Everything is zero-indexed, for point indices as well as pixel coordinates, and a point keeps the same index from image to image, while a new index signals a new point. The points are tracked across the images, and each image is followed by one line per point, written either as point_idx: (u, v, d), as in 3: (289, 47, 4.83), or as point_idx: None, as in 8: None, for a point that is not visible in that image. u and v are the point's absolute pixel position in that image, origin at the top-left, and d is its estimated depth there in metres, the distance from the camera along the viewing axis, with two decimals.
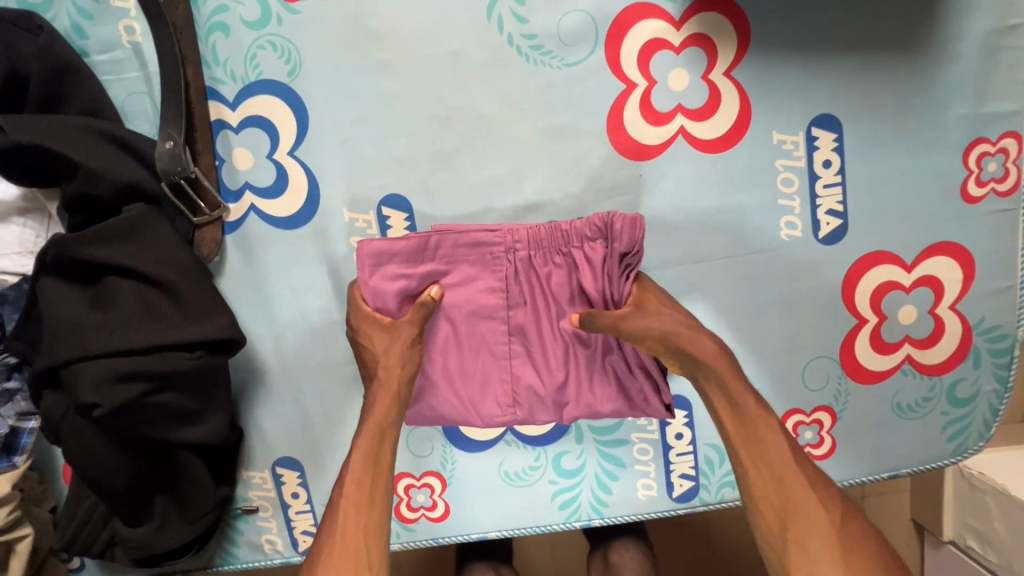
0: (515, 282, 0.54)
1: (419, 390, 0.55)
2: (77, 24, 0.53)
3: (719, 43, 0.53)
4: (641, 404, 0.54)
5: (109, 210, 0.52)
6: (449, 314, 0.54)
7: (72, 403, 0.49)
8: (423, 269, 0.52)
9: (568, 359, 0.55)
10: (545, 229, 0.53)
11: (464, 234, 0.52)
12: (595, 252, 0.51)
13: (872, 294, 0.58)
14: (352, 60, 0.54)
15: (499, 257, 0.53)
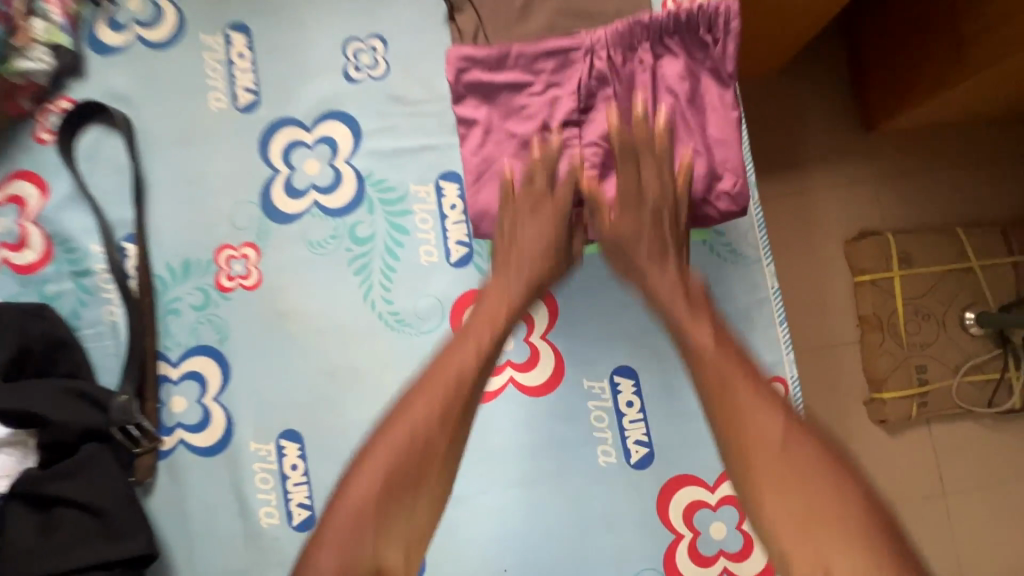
0: (590, 97, 0.60)
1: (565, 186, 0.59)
2: (76, 311, 0.74)
3: (536, 315, 0.72)
4: (727, 123, 0.59)
5: (69, 448, 0.69)
6: (568, 158, 0.60)
7: None
8: (507, 137, 0.61)
9: (687, 133, 0.59)
10: (583, 62, 0.60)
11: (507, 104, 0.62)
12: (637, 48, 0.60)
13: (684, 512, 0.69)
14: (265, 329, 0.73)
15: (576, 97, 0.60)
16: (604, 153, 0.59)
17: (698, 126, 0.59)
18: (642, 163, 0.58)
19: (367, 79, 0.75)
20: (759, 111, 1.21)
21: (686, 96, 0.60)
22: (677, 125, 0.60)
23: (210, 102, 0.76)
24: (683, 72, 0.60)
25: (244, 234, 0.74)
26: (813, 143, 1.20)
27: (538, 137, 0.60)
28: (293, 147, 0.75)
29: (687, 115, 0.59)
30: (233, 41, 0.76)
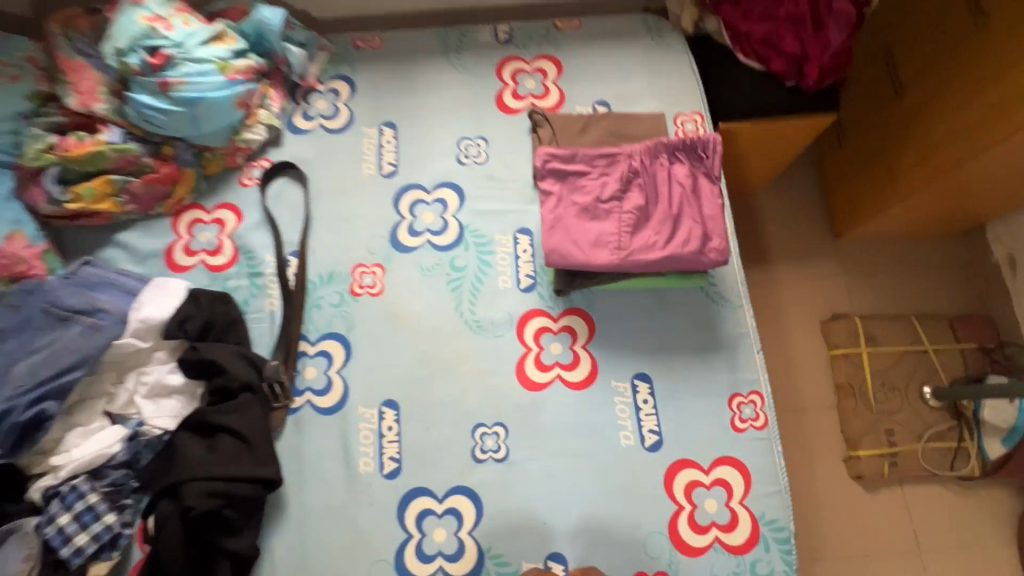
0: (625, 183, 0.91)
1: (607, 239, 0.89)
2: (247, 300, 1.03)
3: (579, 330, 0.98)
4: (715, 207, 0.88)
5: (231, 394, 0.94)
6: (609, 221, 0.90)
7: (179, 506, 0.83)
8: (570, 205, 0.92)
9: (688, 209, 0.88)
10: (623, 162, 0.92)
11: (572, 184, 0.93)
12: (657, 154, 0.91)
13: (685, 488, 0.90)
14: (381, 324, 1.00)
15: (616, 183, 0.91)
16: (633, 220, 0.89)
17: (696, 205, 0.88)
18: (656, 230, 0.88)
19: (472, 163, 1.10)
20: (747, 221, 1.54)
21: (688, 185, 0.89)
22: (683, 202, 0.89)
23: (363, 169, 1.10)
24: (686, 172, 0.90)
25: (375, 257, 1.05)
26: (790, 248, 1.53)
27: (591, 207, 0.91)
28: (416, 203, 1.08)
29: (688, 199, 0.89)
30: (384, 132, 1.13)
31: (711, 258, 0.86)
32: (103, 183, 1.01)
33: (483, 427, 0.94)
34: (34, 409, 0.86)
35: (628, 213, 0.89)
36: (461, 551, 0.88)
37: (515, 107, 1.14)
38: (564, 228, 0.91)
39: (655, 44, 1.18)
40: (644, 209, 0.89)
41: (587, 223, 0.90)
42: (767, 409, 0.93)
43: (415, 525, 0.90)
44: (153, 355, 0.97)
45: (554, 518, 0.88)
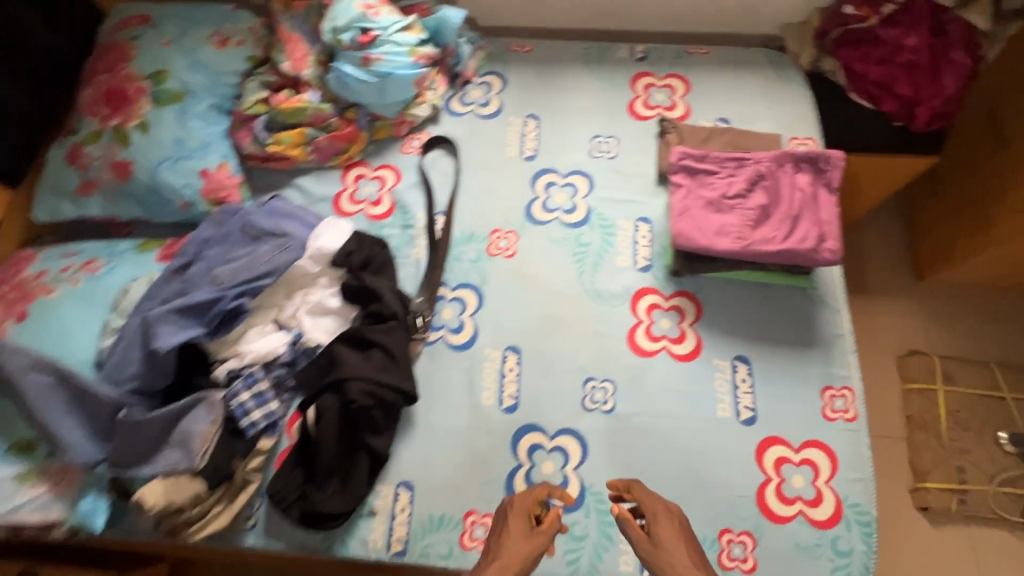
0: (751, 185, 1.03)
1: (730, 231, 1.01)
2: (398, 246, 1.20)
3: (688, 310, 1.10)
4: (832, 212, 0.99)
5: (382, 318, 1.09)
6: (733, 216, 1.02)
7: (341, 399, 0.98)
8: (699, 198, 1.05)
9: (808, 213, 0.99)
10: (750, 167, 1.05)
11: (700, 181, 1.06)
12: (783, 162, 1.03)
13: (774, 463, 0.99)
14: (511, 282, 1.15)
15: (743, 183, 1.04)
16: (756, 217, 1.01)
17: (816, 209, 1.00)
18: (777, 228, 0.99)
19: (603, 157, 1.25)
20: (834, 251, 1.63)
21: (809, 192, 1.01)
22: (804, 206, 1.00)
23: (507, 150, 1.27)
24: (808, 180, 1.02)
25: (511, 225, 1.20)
26: (874, 282, 1.60)
27: (717, 202, 1.04)
28: (550, 184, 1.23)
29: (809, 203, 1.00)
30: (528, 122, 1.30)
31: (826, 257, 0.97)
32: (297, 134, 1.22)
33: (593, 381, 1.06)
34: (235, 300, 1.04)
35: (752, 210, 1.01)
36: (565, 483, 0.99)
37: (644, 114, 1.29)
38: (692, 216, 1.03)
39: (776, 75, 1.32)
40: (767, 209, 1.01)
41: (712, 215, 1.03)
42: (858, 404, 1.02)
43: (526, 456, 1.02)
44: (319, 280, 1.14)
45: (651, 468, 0.99)
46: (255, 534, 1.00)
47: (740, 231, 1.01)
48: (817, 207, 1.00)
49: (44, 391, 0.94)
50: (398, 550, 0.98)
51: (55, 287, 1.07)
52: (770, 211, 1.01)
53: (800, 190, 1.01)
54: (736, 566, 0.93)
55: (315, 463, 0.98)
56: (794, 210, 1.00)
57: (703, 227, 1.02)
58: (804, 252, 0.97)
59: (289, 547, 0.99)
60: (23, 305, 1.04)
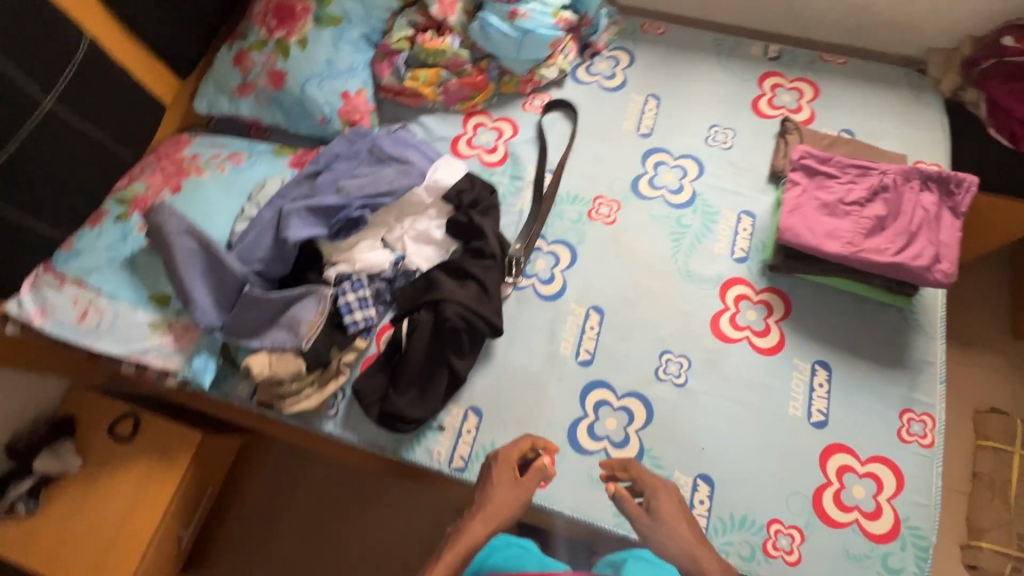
0: (871, 194, 1.03)
1: (841, 235, 1.01)
2: (505, 194, 1.26)
3: (776, 307, 1.10)
4: (954, 235, 0.98)
5: (483, 255, 1.15)
6: (846, 221, 1.02)
7: (436, 317, 1.05)
8: (813, 198, 1.05)
9: (927, 231, 0.98)
10: (873, 177, 1.04)
11: (818, 182, 1.07)
12: (910, 177, 1.02)
13: (837, 469, 0.99)
14: (606, 247, 1.19)
15: (863, 191, 1.03)
16: (870, 226, 1.01)
17: (936, 229, 0.98)
18: (891, 240, 0.99)
19: (718, 146, 1.27)
20: None
21: (933, 211, 1.00)
22: (924, 223, 0.99)
23: (624, 124, 1.31)
24: (934, 199, 1.01)
25: (615, 194, 1.24)
26: (966, 332, 1.54)
27: (832, 205, 1.04)
28: (660, 164, 1.26)
29: (930, 222, 0.99)
30: (648, 101, 1.33)
31: (937, 278, 0.96)
32: (433, 74, 1.30)
33: (669, 354, 1.09)
34: (358, 211, 1.14)
35: (868, 219, 1.01)
36: (625, 442, 1.03)
37: (767, 113, 1.29)
38: (802, 214, 1.04)
39: (912, 97, 1.29)
40: (884, 220, 1.01)
41: (824, 216, 1.03)
42: (937, 432, 1.00)
43: (592, 409, 1.07)
44: (428, 211, 1.22)
45: (712, 447, 1.02)
46: (334, 422, 1.09)
47: (851, 237, 1.01)
48: (939, 227, 0.98)
49: (189, 253, 1.06)
50: (459, 466, 1.05)
51: (205, 171, 1.19)
52: (887, 223, 1.01)
53: (923, 207, 1.00)
54: (780, 555, 0.95)
55: (400, 369, 1.06)
56: (913, 225, 0.99)
57: (813, 226, 1.03)
58: (916, 268, 0.96)
59: (362, 440, 1.08)
60: (177, 181, 1.16)
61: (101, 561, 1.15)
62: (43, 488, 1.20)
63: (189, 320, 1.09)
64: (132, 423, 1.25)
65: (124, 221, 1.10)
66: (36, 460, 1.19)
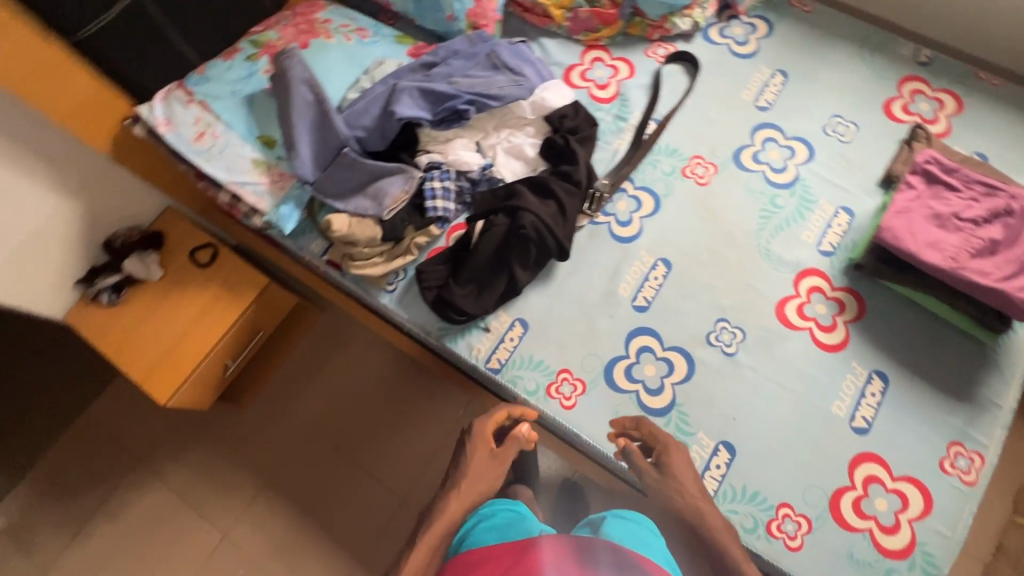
0: (990, 217, 0.97)
1: (946, 249, 0.96)
2: (605, 131, 1.25)
3: (847, 308, 1.07)
4: None
5: (569, 180, 1.16)
6: (955, 236, 0.97)
7: (513, 223, 1.08)
8: (927, 206, 1.00)
9: None
10: (998, 200, 0.98)
11: (935, 192, 1.01)
12: None
13: (864, 476, 0.97)
14: (691, 207, 1.18)
15: (983, 212, 0.98)
16: (979, 248, 0.96)
17: None
18: (998, 267, 0.94)
19: (835, 137, 1.21)
20: None
21: None
22: None
23: (743, 91, 1.27)
24: None
25: (715, 158, 1.21)
26: None
27: (945, 218, 0.99)
28: (770, 139, 1.22)
29: None
30: (775, 76, 1.28)
31: None
32: None
33: (725, 322, 1.08)
34: (465, 105, 1.15)
35: (980, 240, 0.96)
36: (659, 391, 1.04)
37: (899, 116, 1.22)
38: (910, 218, 0.99)
39: None
40: (996, 245, 0.96)
41: (933, 227, 0.98)
42: (983, 473, 0.96)
43: (634, 352, 1.08)
44: (526, 127, 1.24)
45: (743, 420, 1.01)
46: (390, 297, 1.15)
47: (957, 254, 0.96)
48: None
49: (303, 103, 1.11)
50: (494, 367, 1.09)
51: (333, 36, 1.23)
52: (999, 250, 0.95)
53: None
54: (783, 538, 0.94)
55: (464, 264, 1.10)
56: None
57: (920, 233, 0.98)
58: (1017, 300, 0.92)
59: (411, 320, 1.14)
60: (307, 39, 1.21)
61: (158, 363, 1.26)
62: (125, 287, 1.31)
63: (286, 169, 1.16)
64: (210, 252, 1.35)
65: (252, 61, 1.16)
66: (125, 260, 1.29)
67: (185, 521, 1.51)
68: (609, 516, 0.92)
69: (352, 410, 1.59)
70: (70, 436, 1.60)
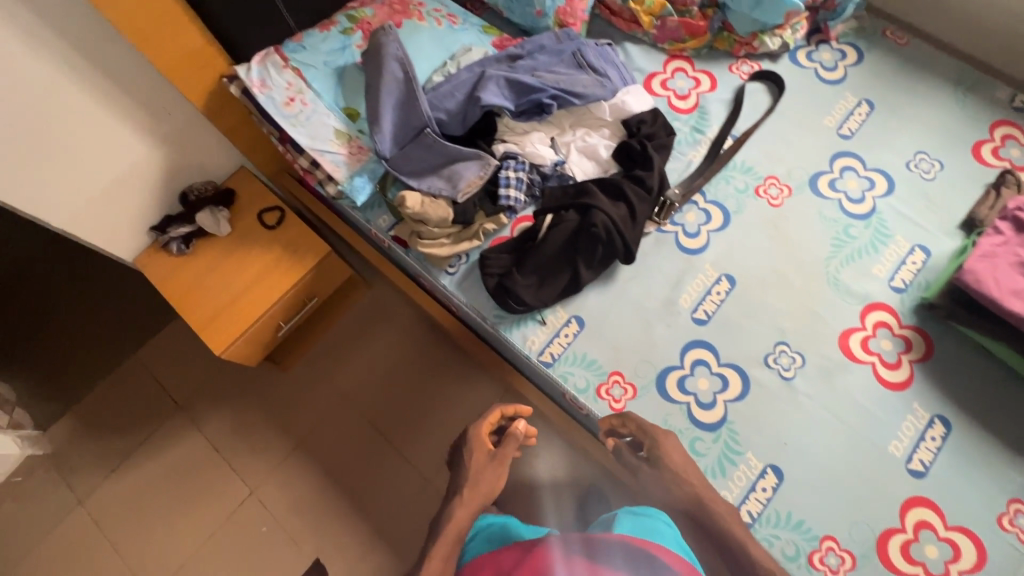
0: None
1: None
2: (681, 141, 1.25)
3: (915, 347, 1.05)
4: None
5: (641, 185, 1.16)
6: None
7: (584, 220, 1.09)
8: (1013, 253, 0.98)
9: None
10: None
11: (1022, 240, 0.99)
12: None
13: (916, 520, 0.94)
14: (761, 226, 1.17)
15: None
16: None
17: None
18: None
19: (918, 173, 1.18)
20: None
21: None
22: None
23: (827, 117, 1.25)
24: None
25: (790, 180, 1.20)
26: None
27: None
28: (849, 168, 1.20)
29: None
30: (861, 105, 1.26)
31: None
32: (659, 5, 1.29)
33: (784, 346, 1.07)
34: (549, 99, 1.16)
35: None
36: (711, 406, 1.03)
37: (988, 161, 1.18)
38: (994, 263, 0.97)
39: None
40: None
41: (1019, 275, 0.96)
42: None
43: (689, 364, 1.07)
44: (602, 129, 1.24)
45: (794, 447, 1.00)
46: (450, 279, 1.16)
47: None
48: None
49: (392, 80, 1.14)
50: (546, 360, 1.09)
51: (425, 19, 1.26)
52: None
53: None
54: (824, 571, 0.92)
55: (530, 255, 1.11)
56: None
57: (1004, 279, 0.95)
58: None
59: (468, 304, 1.15)
60: (400, 19, 1.24)
61: (217, 315, 1.30)
62: (194, 239, 1.36)
63: (365, 142, 1.18)
64: (278, 215, 1.38)
65: (347, 35, 1.19)
66: (198, 213, 1.34)
67: (216, 472, 1.55)
68: (619, 515, 0.86)
69: (387, 389, 1.61)
70: (119, 374, 1.66)
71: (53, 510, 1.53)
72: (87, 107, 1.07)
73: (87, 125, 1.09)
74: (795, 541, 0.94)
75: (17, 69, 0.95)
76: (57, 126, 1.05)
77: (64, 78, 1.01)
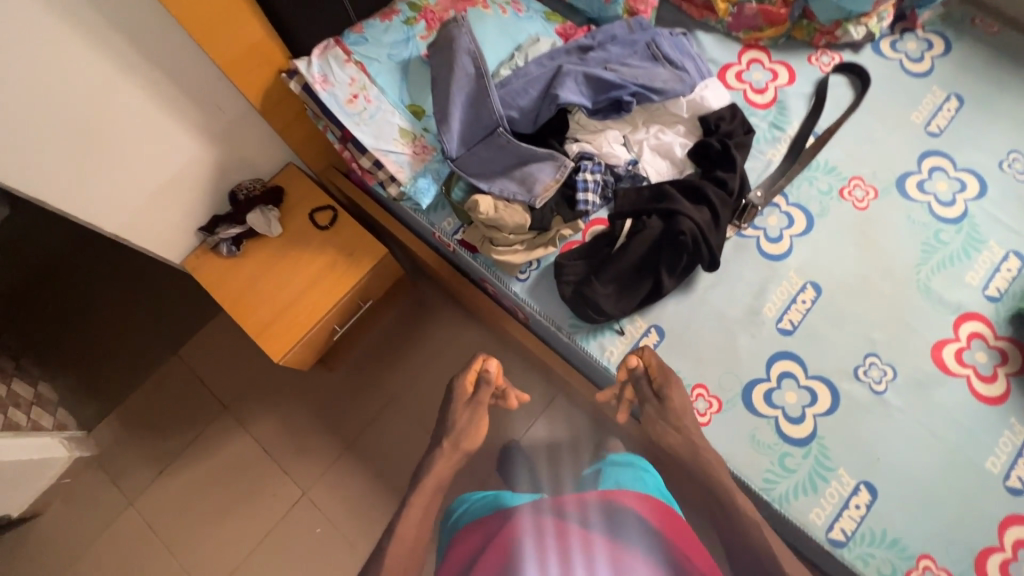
0: None
1: None
2: (759, 139, 1.19)
3: (1012, 360, 1.01)
4: None
5: (722, 187, 1.10)
6: None
7: (669, 227, 1.03)
8: None
9: None
10: None
11: None
12: None
13: (1016, 539, 0.91)
14: (846, 232, 1.12)
15: None
16: None
17: None
18: None
19: (1011, 175, 1.13)
20: None
21: None
22: None
23: (913, 113, 1.19)
24: None
25: (875, 181, 1.14)
26: None
27: None
28: (938, 169, 1.14)
29: None
30: (950, 100, 1.19)
31: None
32: None
33: (874, 357, 1.03)
34: (629, 96, 1.09)
35: None
36: (800, 420, 1.00)
37: None
38: None
39: None
40: None
41: None
42: None
43: (775, 376, 1.03)
44: (677, 126, 1.18)
45: (887, 462, 0.97)
46: (521, 286, 1.12)
47: None
48: None
49: (463, 76, 1.07)
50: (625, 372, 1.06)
51: (490, 6, 1.18)
52: None
53: None
54: None
55: (609, 262, 1.06)
56: None
57: None
58: None
59: (541, 312, 1.11)
60: (464, 6, 1.17)
61: (273, 321, 1.26)
62: (243, 240, 1.30)
63: (430, 141, 1.12)
64: (330, 215, 1.33)
65: (410, 25, 1.12)
66: (249, 213, 1.28)
67: (266, 472, 1.53)
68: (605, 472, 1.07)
69: (435, 389, 1.58)
70: (163, 373, 1.63)
71: (104, 512, 1.51)
72: (141, 106, 1.01)
73: (141, 125, 1.03)
74: (892, 560, 0.92)
75: (73, 68, 0.88)
76: (111, 128, 0.99)
77: (121, 77, 0.95)
